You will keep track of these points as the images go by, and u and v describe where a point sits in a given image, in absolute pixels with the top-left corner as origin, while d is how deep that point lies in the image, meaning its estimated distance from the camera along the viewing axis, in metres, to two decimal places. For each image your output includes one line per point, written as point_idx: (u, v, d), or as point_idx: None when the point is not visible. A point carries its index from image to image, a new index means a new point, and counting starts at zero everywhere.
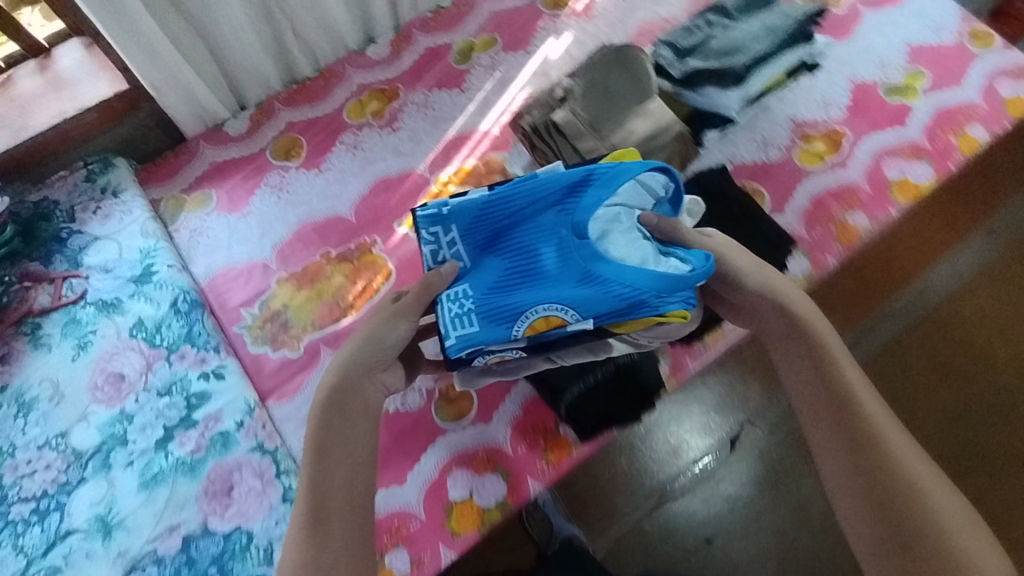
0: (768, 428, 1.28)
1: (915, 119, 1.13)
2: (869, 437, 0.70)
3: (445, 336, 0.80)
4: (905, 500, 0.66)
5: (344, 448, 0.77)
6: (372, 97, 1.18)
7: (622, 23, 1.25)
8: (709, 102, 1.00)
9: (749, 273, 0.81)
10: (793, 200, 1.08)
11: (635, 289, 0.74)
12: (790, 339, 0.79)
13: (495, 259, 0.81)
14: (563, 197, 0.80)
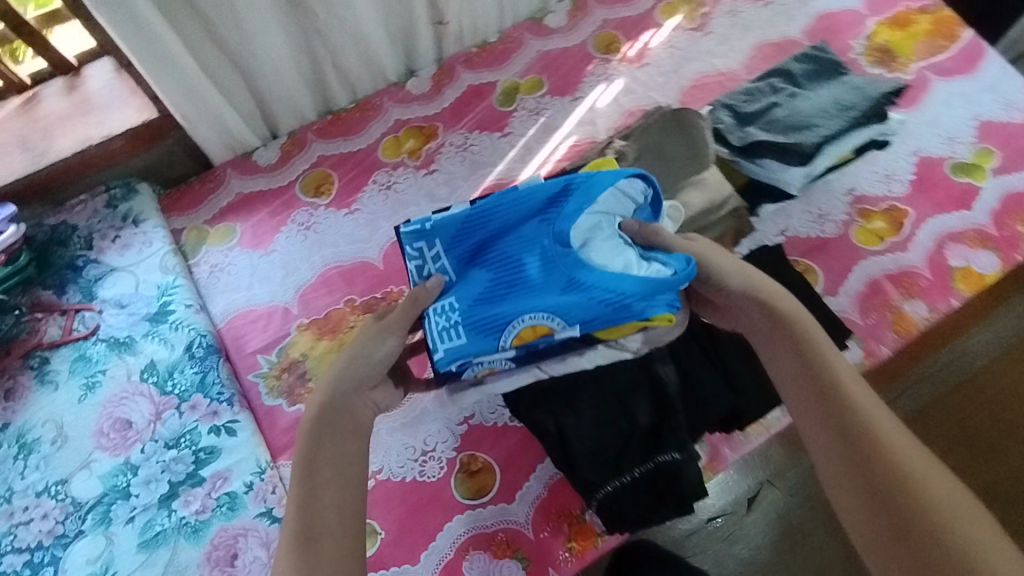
0: (788, 489, 1.18)
1: (982, 202, 1.05)
2: (877, 453, 0.58)
3: (435, 349, 0.81)
4: (934, 526, 0.52)
5: (335, 466, 0.71)
6: (409, 134, 1.13)
7: (675, 73, 1.19)
8: (768, 175, 0.95)
9: (734, 275, 0.75)
10: (847, 282, 1.02)
11: (623, 296, 0.74)
12: (784, 346, 0.69)
13: (480, 271, 0.80)
14: (543, 208, 0.78)
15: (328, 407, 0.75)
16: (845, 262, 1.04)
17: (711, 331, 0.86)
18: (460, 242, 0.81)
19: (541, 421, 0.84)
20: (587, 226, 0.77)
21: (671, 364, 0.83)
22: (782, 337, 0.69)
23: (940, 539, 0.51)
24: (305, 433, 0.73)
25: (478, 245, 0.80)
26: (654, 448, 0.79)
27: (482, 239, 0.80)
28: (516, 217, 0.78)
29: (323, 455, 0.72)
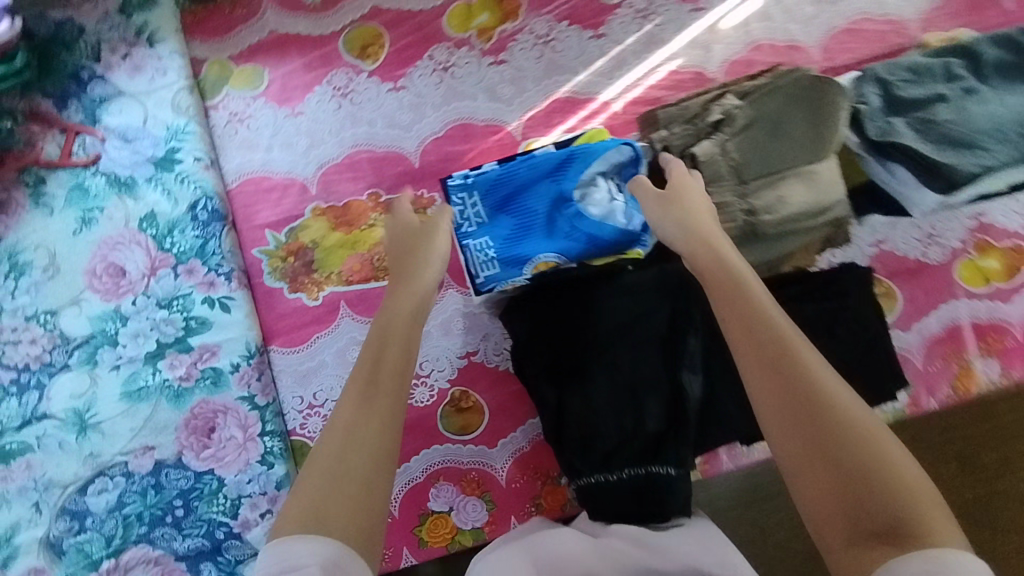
0: None
1: None
2: (806, 377, 0.51)
3: (474, 275, 0.79)
4: (871, 468, 0.45)
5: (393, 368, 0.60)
6: (484, 6, 0.92)
7: (832, 6, 0.94)
8: (898, 186, 0.78)
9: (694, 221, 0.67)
10: (925, 320, 0.89)
11: (608, 241, 0.76)
12: (714, 277, 0.61)
13: (504, 218, 0.78)
14: (553, 170, 0.77)
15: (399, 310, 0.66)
16: (938, 297, 0.89)
17: None
18: (491, 191, 0.79)
19: (543, 394, 0.78)
20: (585, 179, 0.76)
21: (699, 375, 0.74)
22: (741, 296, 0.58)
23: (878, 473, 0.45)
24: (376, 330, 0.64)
25: (501, 201, 0.78)
26: (649, 456, 0.73)
27: (506, 192, 0.79)
28: (529, 175, 0.77)
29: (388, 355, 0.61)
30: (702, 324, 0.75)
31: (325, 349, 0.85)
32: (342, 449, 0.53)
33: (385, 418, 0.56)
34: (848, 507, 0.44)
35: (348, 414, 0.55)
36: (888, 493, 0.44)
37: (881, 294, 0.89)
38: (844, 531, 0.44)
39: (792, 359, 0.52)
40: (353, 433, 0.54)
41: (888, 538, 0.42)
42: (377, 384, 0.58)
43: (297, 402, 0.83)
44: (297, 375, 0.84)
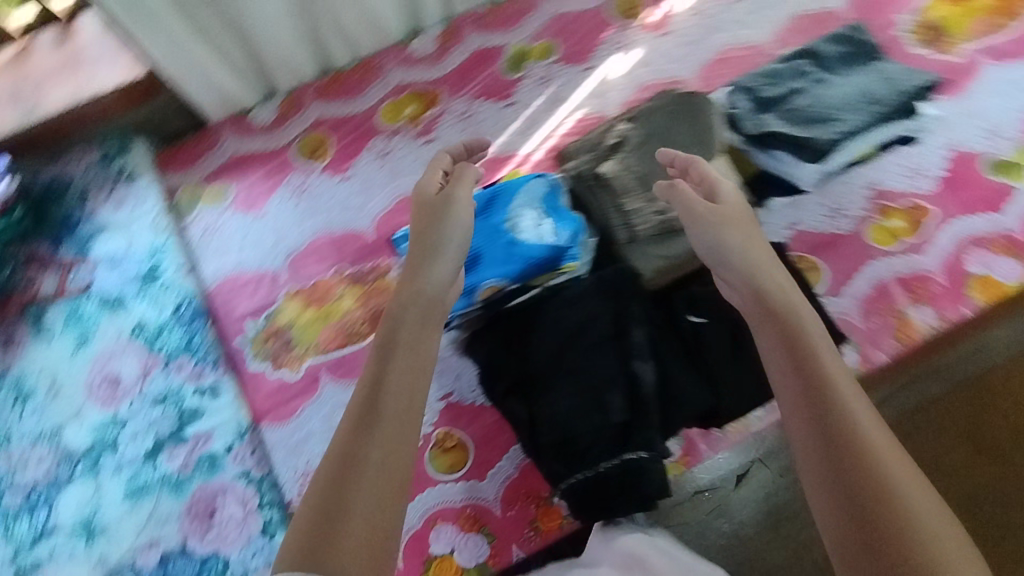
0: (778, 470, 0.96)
1: (1016, 205, 1.00)
2: (863, 466, 0.54)
3: None
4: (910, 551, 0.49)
5: (393, 398, 0.64)
6: (410, 99, 1.08)
7: (699, 44, 1.10)
8: (782, 167, 0.89)
9: (749, 266, 0.70)
10: (853, 282, 0.98)
11: (540, 259, 0.85)
12: (794, 338, 0.63)
13: None
14: (482, 208, 0.88)
15: (392, 338, 0.70)
16: (859, 261, 0.98)
17: (694, 331, 0.84)
18: None
19: (515, 411, 0.84)
20: (512, 210, 0.87)
21: (650, 363, 0.81)
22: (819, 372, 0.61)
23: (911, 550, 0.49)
24: (372, 357, 0.69)
25: None
26: (622, 445, 0.79)
27: None
28: None
29: (398, 384, 0.66)
30: (641, 317, 0.83)
31: (312, 417, 0.91)
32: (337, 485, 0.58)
33: (381, 445, 0.61)
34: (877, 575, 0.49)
35: (344, 441, 0.61)
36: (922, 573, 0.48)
37: (806, 269, 0.98)
38: None
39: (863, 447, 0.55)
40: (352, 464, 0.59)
41: None
42: (377, 413, 0.63)
43: (292, 472, 0.88)
44: (289, 447, 0.89)
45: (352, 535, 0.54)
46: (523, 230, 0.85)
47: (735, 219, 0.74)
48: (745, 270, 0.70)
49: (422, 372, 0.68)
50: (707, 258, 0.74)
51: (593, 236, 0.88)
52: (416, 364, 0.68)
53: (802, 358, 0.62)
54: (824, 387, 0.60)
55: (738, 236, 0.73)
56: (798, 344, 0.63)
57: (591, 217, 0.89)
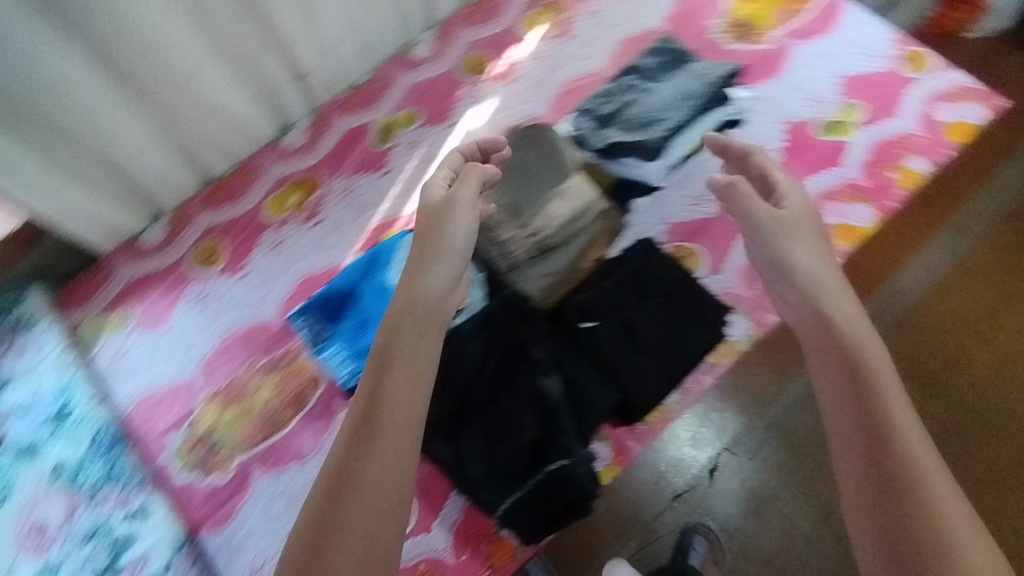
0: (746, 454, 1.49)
1: (853, 156, 1.11)
2: (891, 446, 0.69)
3: (339, 375, 0.95)
4: (911, 506, 0.65)
5: (389, 419, 0.74)
6: (293, 189, 1.14)
7: (545, 82, 1.21)
8: (631, 171, 1.00)
9: (807, 284, 0.82)
10: (732, 257, 1.04)
11: None
12: (837, 336, 0.77)
13: (347, 321, 0.97)
14: (369, 270, 0.97)
15: (389, 351, 0.78)
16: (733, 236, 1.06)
17: (588, 336, 0.89)
18: (328, 305, 0.98)
19: (440, 454, 0.86)
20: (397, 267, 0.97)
21: (555, 375, 0.85)
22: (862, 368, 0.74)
23: (915, 509, 0.64)
24: (371, 372, 0.77)
25: (339, 309, 0.97)
26: (542, 458, 0.83)
27: (340, 302, 0.98)
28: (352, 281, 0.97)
29: (396, 401, 0.75)
30: (537, 336, 0.87)
31: (249, 514, 0.91)
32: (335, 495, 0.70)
33: (375, 462, 0.71)
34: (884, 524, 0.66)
35: (344, 456, 0.73)
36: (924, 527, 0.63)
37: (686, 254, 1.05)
38: (876, 532, 0.66)
39: (893, 430, 0.70)
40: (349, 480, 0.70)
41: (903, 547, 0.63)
42: (376, 433, 0.73)
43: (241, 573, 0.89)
44: (230, 551, 0.90)
45: (346, 556, 0.66)
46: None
47: (799, 231, 0.86)
48: (809, 297, 0.82)
49: (418, 385, 0.76)
50: (770, 269, 0.86)
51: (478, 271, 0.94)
52: (415, 371, 0.77)
53: (860, 384, 0.73)
54: (879, 415, 0.71)
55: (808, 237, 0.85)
56: (860, 374, 0.74)
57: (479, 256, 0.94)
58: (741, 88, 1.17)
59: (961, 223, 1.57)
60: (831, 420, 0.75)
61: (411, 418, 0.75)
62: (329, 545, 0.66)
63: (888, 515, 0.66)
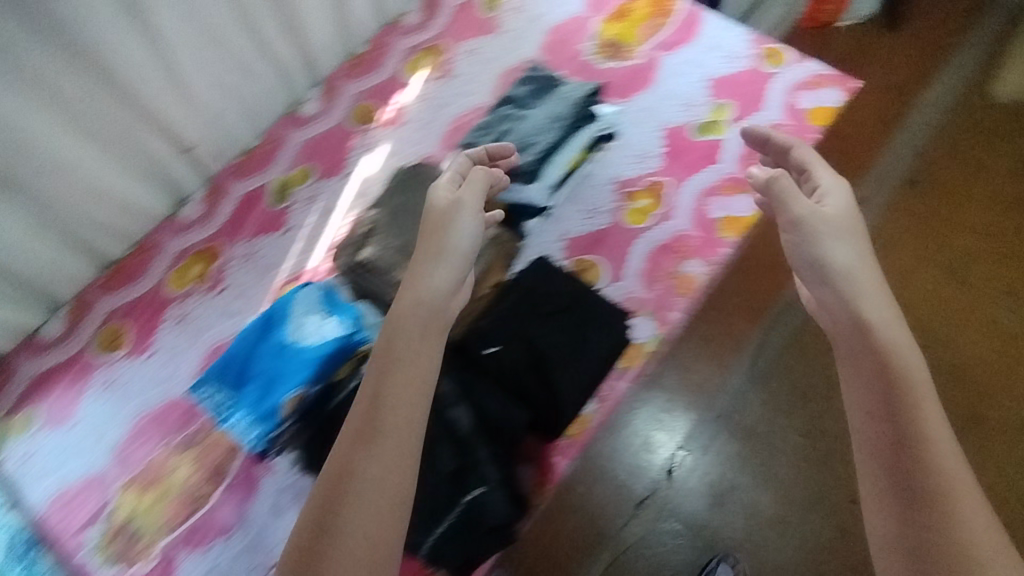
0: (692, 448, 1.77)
1: (728, 152, 1.17)
2: (918, 448, 0.74)
3: (247, 441, 0.94)
4: (928, 504, 0.72)
5: (392, 417, 0.75)
6: (193, 260, 1.13)
7: (433, 122, 1.24)
8: (516, 196, 1.03)
9: (844, 284, 0.85)
10: (630, 262, 1.08)
11: (331, 354, 0.92)
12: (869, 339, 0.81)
13: (248, 387, 0.95)
14: (265, 331, 0.96)
15: (391, 347, 0.79)
16: (628, 242, 1.10)
17: (491, 362, 0.91)
18: (228, 374, 0.97)
19: None
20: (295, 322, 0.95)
21: (463, 406, 0.86)
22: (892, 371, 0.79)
23: (933, 508, 0.71)
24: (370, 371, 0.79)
25: (240, 375, 0.96)
26: (460, 489, 0.84)
27: (240, 368, 0.96)
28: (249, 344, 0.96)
29: (398, 401, 0.76)
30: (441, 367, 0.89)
31: None
32: (336, 493, 0.71)
33: (377, 460, 0.72)
34: (899, 517, 0.73)
35: (348, 452, 0.73)
36: (941, 523, 0.70)
37: (584, 267, 1.08)
38: (893, 526, 0.73)
39: (920, 432, 0.75)
40: (351, 478, 0.72)
41: (921, 543, 0.70)
42: (378, 432, 0.74)
43: None
44: None
45: (343, 558, 0.67)
46: (309, 333, 0.94)
47: (837, 231, 0.89)
48: (847, 303, 0.85)
49: (417, 388, 0.77)
50: (808, 270, 0.89)
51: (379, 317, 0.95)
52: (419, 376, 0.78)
53: (891, 390, 0.78)
54: (912, 430, 0.75)
55: (841, 236, 0.88)
56: (896, 381, 0.78)
57: (379, 299, 0.96)
58: (618, 102, 1.23)
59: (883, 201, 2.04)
60: (861, 427, 0.79)
61: (411, 420, 0.76)
62: (330, 548, 0.68)
63: (907, 511, 0.72)
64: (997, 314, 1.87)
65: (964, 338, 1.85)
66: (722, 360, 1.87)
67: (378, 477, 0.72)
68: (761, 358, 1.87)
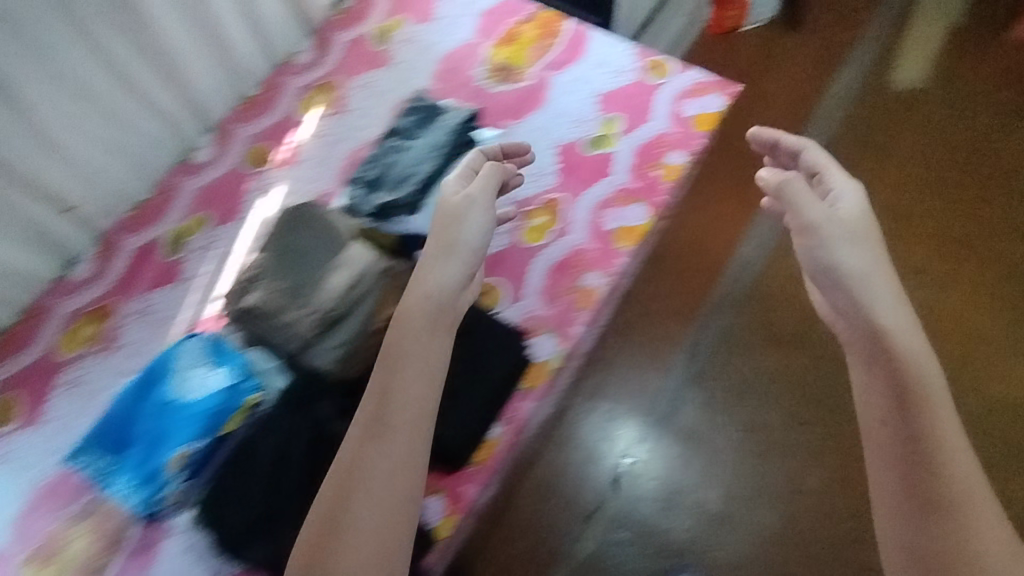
0: (641, 453, 1.79)
1: (619, 164, 1.19)
2: (930, 452, 0.85)
3: (131, 506, 0.91)
4: (941, 501, 0.84)
5: (401, 411, 0.82)
6: (85, 321, 1.10)
7: (329, 157, 1.23)
8: (403, 227, 1.03)
9: (856, 289, 0.94)
10: (529, 281, 1.09)
11: (218, 406, 0.92)
12: (885, 351, 0.90)
13: (132, 449, 0.94)
14: (148, 389, 0.95)
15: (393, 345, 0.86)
16: (526, 262, 1.10)
17: None
18: (110, 437, 0.95)
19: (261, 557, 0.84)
20: (179, 377, 0.95)
21: None
22: (912, 383, 0.88)
23: (945, 505, 0.83)
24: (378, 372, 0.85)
25: (122, 437, 0.94)
26: None
27: (123, 430, 0.95)
28: (131, 404, 0.95)
29: (401, 398, 0.83)
30: (336, 410, 0.89)
31: None
32: (339, 486, 0.80)
33: (381, 456, 0.80)
34: (907, 511, 0.85)
35: (355, 447, 0.80)
36: (951, 518, 0.83)
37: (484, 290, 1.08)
38: (901, 517, 0.86)
39: (932, 438, 0.86)
40: (351, 476, 0.79)
41: (929, 529, 0.83)
42: (390, 426, 0.82)
43: None
44: None
45: (355, 550, 0.75)
46: (193, 387, 0.93)
47: (851, 232, 0.97)
48: (861, 310, 0.93)
49: (423, 383, 0.84)
50: (820, 275, 0.97)
51: (274, 362, 0.95)
52: (430, 370, 0.85)
53: (907, 403, 0.88)
54: (923, 433, 0.86)
55: (852, 236, 0.96)
56: (910, 393, 0.88)
57: (270, 344, 0.94)
58: (511, 124, 1.24)
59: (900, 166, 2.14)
60: (873, 433, 0.90)
61: (422, 420, 0.83)
62: (338, 542, 0.76)
63: (916, 507, 0.84)
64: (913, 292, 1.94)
65: None
66: (661, 365, 1.88)
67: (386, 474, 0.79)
68: (695, 357, 1.88)
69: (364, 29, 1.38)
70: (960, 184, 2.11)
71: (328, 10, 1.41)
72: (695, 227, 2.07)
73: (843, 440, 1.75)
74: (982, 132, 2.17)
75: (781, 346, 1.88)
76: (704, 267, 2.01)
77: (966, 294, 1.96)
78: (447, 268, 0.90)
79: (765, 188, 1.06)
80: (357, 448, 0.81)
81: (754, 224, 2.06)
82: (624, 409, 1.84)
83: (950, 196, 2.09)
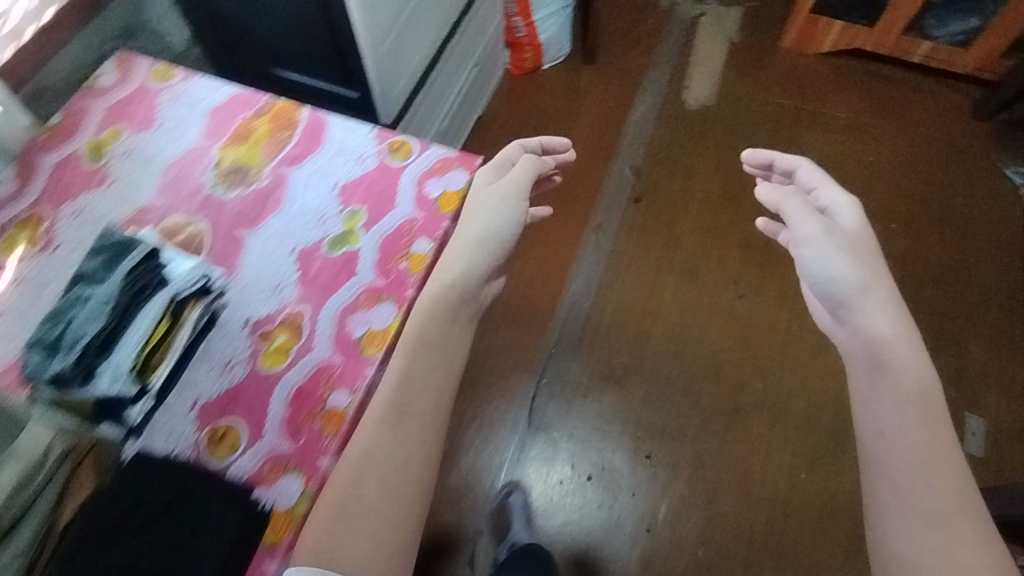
0: (498, 519, 1.71)
1: (364, 261, 1.10)
2: (922, 465, 0.91)
3: None
4: (933, 511, 0.88)
5: (418, 403, 0.95)
6: None
7: (34, 306, 1.07)
8: (90, 393, 0.89)
9: (856, 299, 1.00)
10: (269, 415, 0.96)
11: None
12: (879, 358, 0.98)
13: None
14: None
15: (422, 339, 0.99)
16: (266, 393, 0.98)
17: None
18: None
19: None
20: None
21: None
22: (912, 390, 0.95)
23: (939, 516, 0.88)
24: (403, 354, 0.98)
25: None
26: None
27: None
28: None
29: (430, 379, 0.97)
30: None
31: None
32: (361, 469, 0.89)
33: (408, 440, 0.92)
34: (904, 517, 0.90)
35: (376, 423, 0.93)
36: (946, 526, 0.87)
37: (221, 435, 0.95)
38: (897, 523, 0.90)
39: (927, 451, 0.92)
40: (373, 454, 0.90)
41: (923, 533, 0.88)
42: (411, 410, 0.94)
43: None
44: None
45: (362, 530, 0.85)
46: None
47: (859, 240, 1.04)
48: (858, 324, 1.01)
49: (445, 365, 0.99)
50: (819, 286, 1.04)
51: None
52: (446, 361, 0.99)
53: (905, 407, 0.95)
54: (915, 449, 0.93)
55: (852, 249, 1.02)
56: (907, 404, 0.95)
57: None
58: (246, 233, 1.13)
59: (824, 114, 2.35)
60: (874, 444, 0.96)
61: (443, 402, 0.97)
62: (348, 524, 0.86)
63: (910, 515, 0.89)
64: (731, 302, 1.99)
65: (705, 333, 1.94)
66: (506, 422, 1.83)
67: (403, 454, 0.91)
68: (537, 407, 1.85)
69: (75, 146, 1.24)
70: (873, 126, 2.32)
71: (31, 131, 1.25)
72: (522, 274, 2.05)
73: (687, 461, 1.77)
74: (771, 136, 2.31)
75: (617, 382, 1.88)
76: (536, 313, 1.99)
77: (778, 299, 1.99)
78: (473, 252, 1.04)
79: (766, 204, 1.13)
80: (377, 436, 0.92)
81: (577, 261, 2.07)
82: (473, 471, 1.77)
83: (865, 142, 2.29)
